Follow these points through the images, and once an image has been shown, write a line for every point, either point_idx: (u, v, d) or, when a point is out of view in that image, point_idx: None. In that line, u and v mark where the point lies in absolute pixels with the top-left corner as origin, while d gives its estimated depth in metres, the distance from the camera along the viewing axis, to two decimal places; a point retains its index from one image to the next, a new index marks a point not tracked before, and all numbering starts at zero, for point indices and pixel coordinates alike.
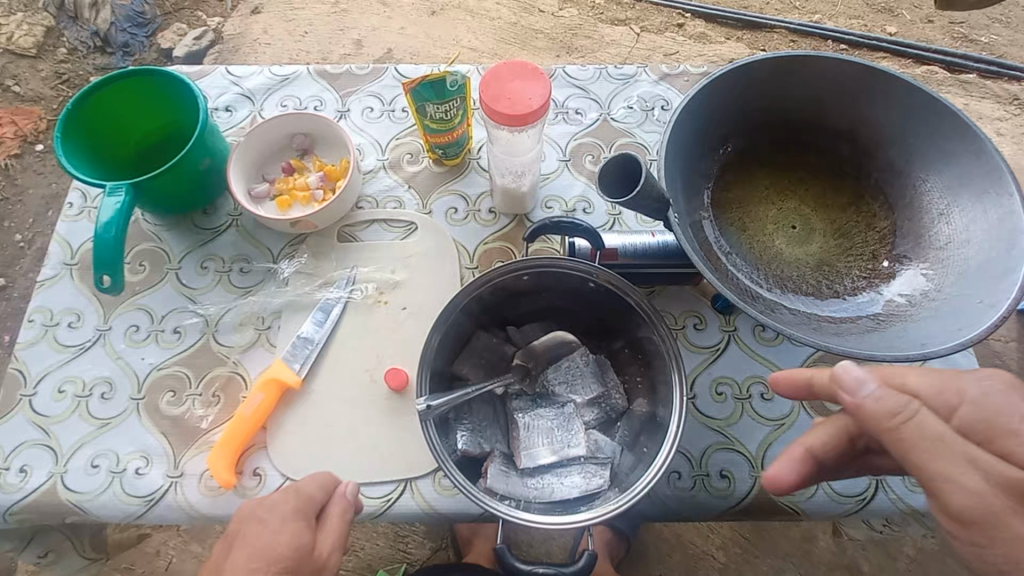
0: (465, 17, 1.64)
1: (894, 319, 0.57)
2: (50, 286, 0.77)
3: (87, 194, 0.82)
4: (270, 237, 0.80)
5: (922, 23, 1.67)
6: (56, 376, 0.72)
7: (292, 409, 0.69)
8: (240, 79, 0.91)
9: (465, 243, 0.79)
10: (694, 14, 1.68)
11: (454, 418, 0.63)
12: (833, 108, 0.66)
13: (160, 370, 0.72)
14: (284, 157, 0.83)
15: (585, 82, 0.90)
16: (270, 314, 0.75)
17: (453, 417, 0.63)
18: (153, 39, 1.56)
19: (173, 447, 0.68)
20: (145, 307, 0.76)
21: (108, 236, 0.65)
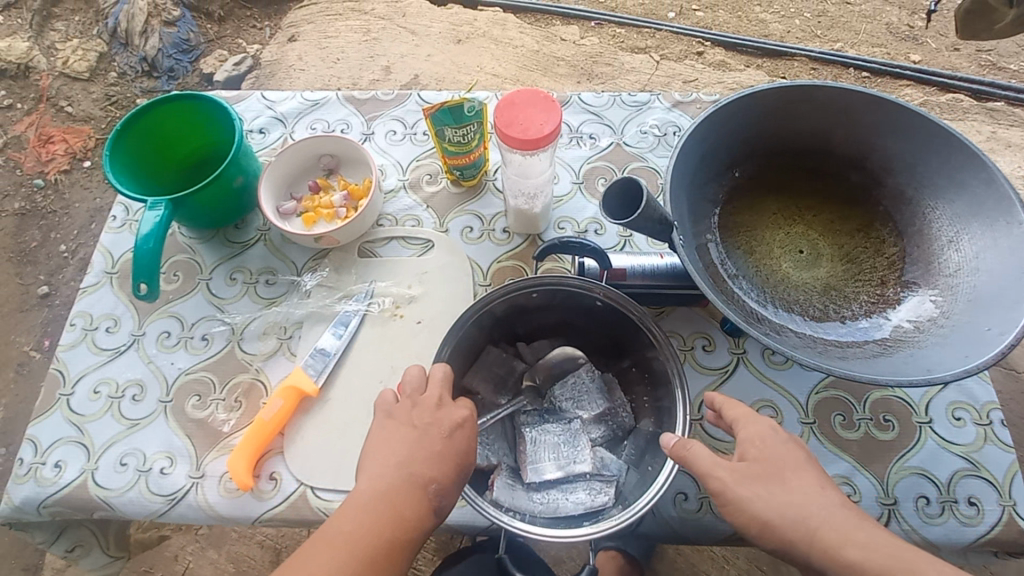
0: (490, 45, 1.71)
1: (902, 344, 0.58)
2: (92, 293, 0.82)
3: (130, 208, 0.88)
4: (295, 251, 0.85)
5: (947, 52, 1.67)
6: (93, 378, 0.76)
7: (309, 416, 0.72)
8: (274, 103, 0.97)
9: (480, 261, 0.82)
10: (713, 42, 1.71)
11: None
12: (841, 137, 0.68)
13: (188, 375, 0.76)
14: (312, 176, 0.88)
15: (600, 109, 0.93)
16: (292, 324, 0.78)
17: None
18: (196, 64, 1.66)
19: (196, 449, 0.71)
20: (176, 315, 0.80)
21: (146, 248, 0.70)
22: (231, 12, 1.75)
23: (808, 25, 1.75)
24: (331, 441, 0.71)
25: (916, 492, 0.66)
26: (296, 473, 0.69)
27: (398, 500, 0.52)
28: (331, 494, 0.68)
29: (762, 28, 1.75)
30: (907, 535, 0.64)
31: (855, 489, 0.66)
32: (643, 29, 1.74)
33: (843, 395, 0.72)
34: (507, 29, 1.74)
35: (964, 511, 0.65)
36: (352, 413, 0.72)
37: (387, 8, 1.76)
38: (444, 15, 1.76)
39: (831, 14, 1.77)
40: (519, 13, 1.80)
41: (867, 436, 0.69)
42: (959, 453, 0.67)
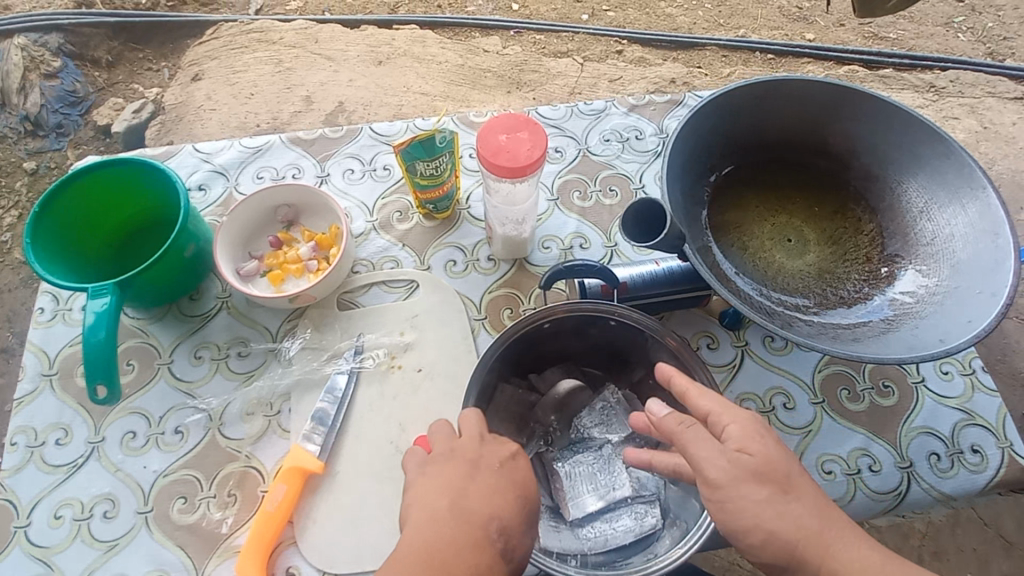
0: (413, 64, 1.66)
1: (904, 317, 0.60)
2: (29, 403, 0.71)
3: (59, 295, 0.77)
4: (265, 314, 0.77)
5: (836, 28, 1.81)
6: (50, 501, 0.66)
7: (318, 495, 0.66)
8: (211, 155, 0.88)
9: (470, 295, 0.78)
10: (630, 40, 1.76)
11: None
12: (806, 126, 0.70)
13: (167, 476, 0.67)
14: (271, 231, 0.80)
15: (559, 121, 0.92)
16: (279, 397, 0.71)
17: None
18: (88, 117, 1.49)
19: (193, 559, 0.63)
20: (140, 410, 0.70)
21: (96, 341, 0.61)
22: (120, 56, 1.59)
23: (712, 15, 1.84)
24: (349, 518, 0.64)
25: (927, 450, 0.69)
26: (316, 562, 0.62)
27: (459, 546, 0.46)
28: None
29: (671, 22, 1.82)
30: (928, 493, 0.68)
31: (874, 459, 0.69)
32: (562, 32, 1.76)
33: (845, 369, 0.74)
34: (427, 46, 1.70)
35: (970, 460, 0.69)
36: (366, 482, 0.66)
37: (296, 36, 1.67)
38: (358, 37, 1.69)
39: (730, 3, 1.88)
40: (435, 29, 1.76)
41: (872, 405, 0.72)
42: (954, 406, 0.72)
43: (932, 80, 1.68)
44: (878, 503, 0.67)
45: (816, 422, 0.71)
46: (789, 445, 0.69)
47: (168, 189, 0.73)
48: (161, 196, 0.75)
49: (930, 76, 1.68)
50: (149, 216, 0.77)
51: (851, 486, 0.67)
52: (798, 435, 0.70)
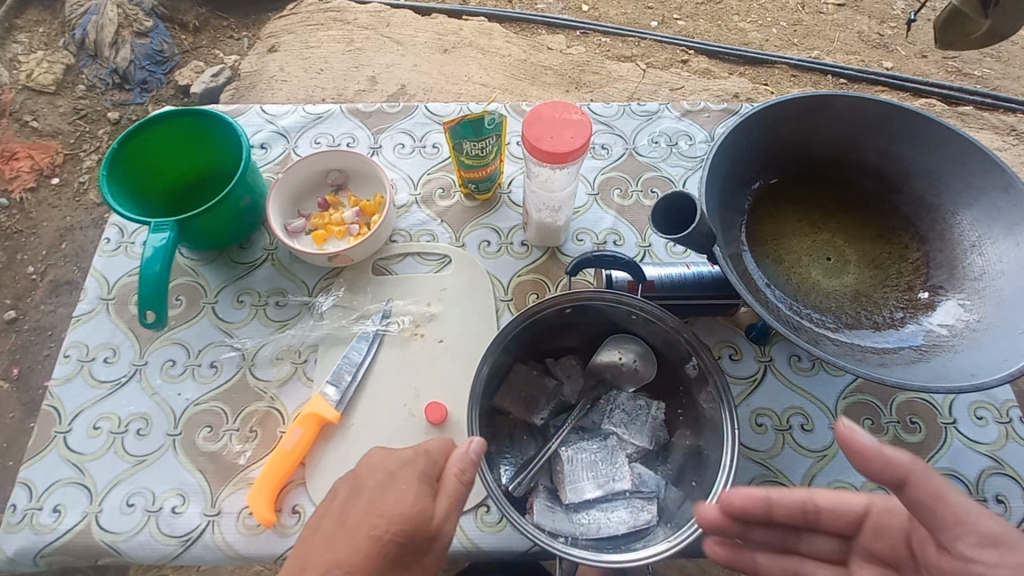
0: (476, 55, 1.69)
1: (937, 349, 0.58)
2: (87, 322, 0.77)
3: (124, 229, 0.84)
4: (304, 270, 0.81)
5: (917, 58, 1.73)
6: (92, 413, 0.72)
7: (331, 442, 0.69)
8: (275, 117, 0.93)
9: (499, 276, 0.80)
10: (696, 50, 1.73)
11: (496, 452, 0.64)
12: (860, 144, 0.68)
13: (197, 405, 0.72)
14: (320, 193, 0.85)
15: (610, 118, 0.93)
16: (307, 347, 0.75)
17: (495, 451, 0.64)
18: (170, 76, 1.60)
19: (210, 484, 0.67)
20: (181, 342, 0.76)
21: (152, 272, 0.66)
22: (206, 22, 1.69)
23: (785, 33, 1.80)
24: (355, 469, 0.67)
25: None
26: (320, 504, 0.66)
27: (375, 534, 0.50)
28: None
29: (741, 37, 1.78)
30: None
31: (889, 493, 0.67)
32: (627, 37, 1.75)
33: (870, 399, 0.72)
34: (493, 39, 1.73)
35: (993, 509, 0.66)
36: (377, 437, 0.69)
37: (369, 18, 1.73)
38: (428, 24, 1.74)
39: (806, 23, 1.82)
40: (503, 23, 1.79)
41: (894, 438, 0.69)
42: (984, 452, 0.68)
43: (1014, 122, 1.59)
44: None
45: (833, 448, 0.69)
46: (801, 466, 0.68)
47: (229, 140, 0.78)
48: (220, 148, 0.80)
49: (1013, 119, 1.59)
50: (205, 168, 0.82)
51: None
52: (812, 458, 0.68)
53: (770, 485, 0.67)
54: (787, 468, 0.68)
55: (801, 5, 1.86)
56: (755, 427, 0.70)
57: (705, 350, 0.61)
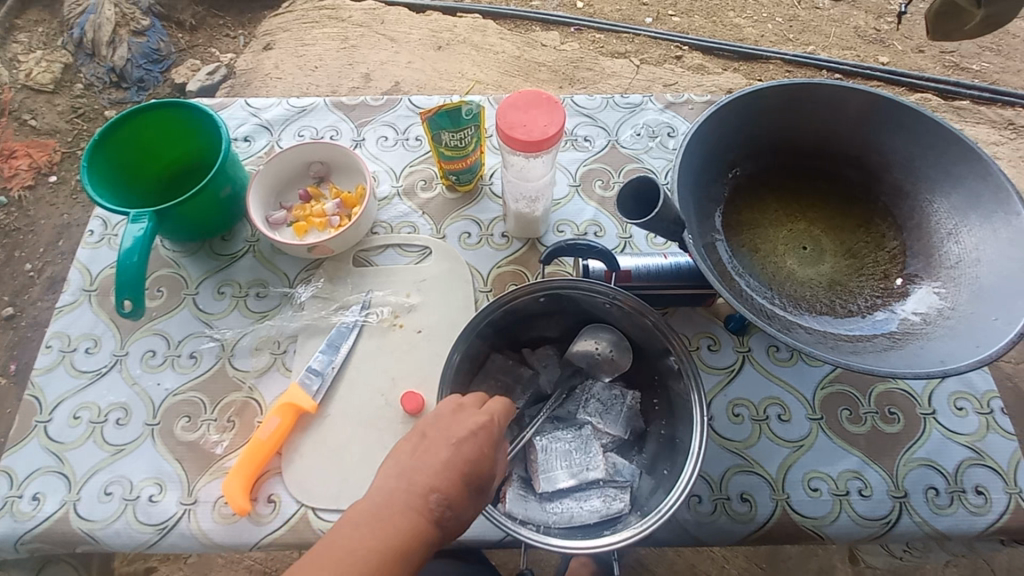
0: (471, 52, 1.69)
1: (910, 337, 0.57)
2: (69, 312, 0.78)
3: (107, 221, 0.84)
4: (286, 261, 0.82)
5: (913, 53, 1.73)
6: (72, 402, 0.72)
7: (307, 432, 0.69)
8: (259, 110, 0.94)
9: (479, 267, 0.80)
10: (691, 46, 1.73)
11: None
12: (838, 134, 0.68)
13: (176, 395, 0.72)
14: (301, 185, 0.85)
15: (593, 111, 0.93)
16: (286, 338, 0.75)
17: None
18: (167, 74, 1.61)
19: (187, 474, 0.68)
20: (162, 332, 0.76)
21: (130, 262, 0.67)
22: (202, 20, 1.70)
23: (781, 29, 1.79)
24: (331, 459, 0.68)
25: (925, 483, 0.66)
26: (295, 494, 0.66)
27: (415, 484, 0.49)
28: (333, 514, 0.65)
29: (737, 32, 1.78)
30: (919, 527, 0.64)
31: (866, 483, 0.66)
32: (622, 34, 1.75)
33: (849, 390, 0.71)
34: (487, 36, 1.73)
35: (972, 500, 0.65)
36: (353, 427, 0.69)
37: (364, 15, 1.73)
38: (423, 21, 1.74)
39: (802, 19, 1.81)
40: (497, 20, 1.78)
41: (873, 429, 0.69)
42: (963, 443, 0.68)
43: (1011, 117, 1.58)
44: (864, 530, 0.65)
45: (810, 438, 0.69)
46: (778, 456, 0.68)
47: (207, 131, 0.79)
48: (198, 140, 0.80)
49: (1009, 113, 1.58)
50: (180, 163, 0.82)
51: (836, 507, 0.65)
52: (789, 449, 0.68)
53: (746, 475, 0.67)
54: (763, 458, 0.67)
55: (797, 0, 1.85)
56: (732, 418, 0.70)
57: (677, 338, 0.61)
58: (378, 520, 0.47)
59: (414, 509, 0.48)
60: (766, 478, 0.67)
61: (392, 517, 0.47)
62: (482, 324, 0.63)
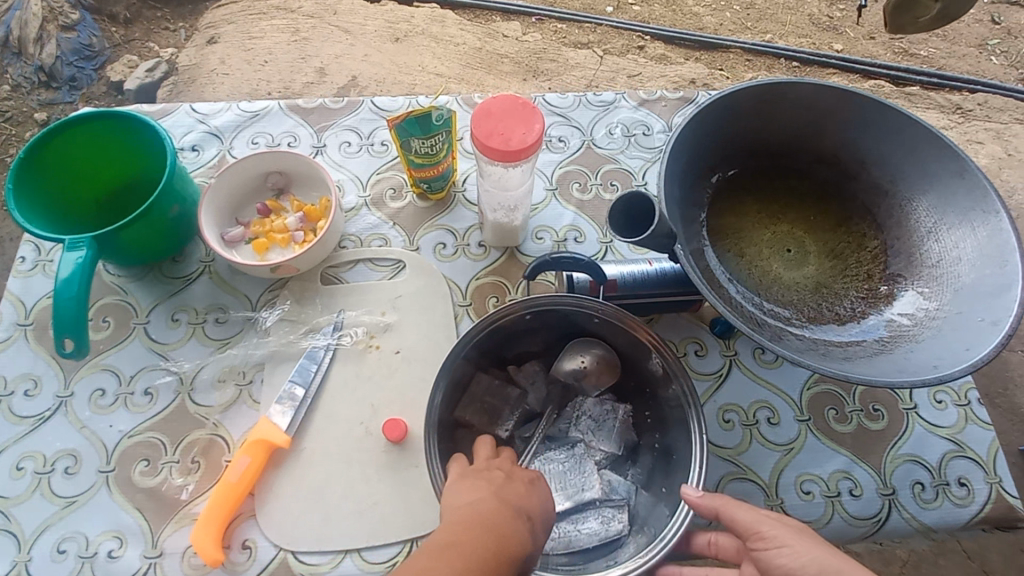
0: (430, 43, 1.63)
1: (898, 340, 0.58)
2: (2, 351, 0.70)
3: (41, 246, 0.76)
4: (246, 283, 0.76)
5: (865, 40, 1.76)
6: (13, 453, 0.65)
7: (282, 468, 0.64)
8: (207, 116, 0.86)
9: (457, 280, 0.76)
10: (653, 36, 1.71)
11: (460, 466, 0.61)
12: (817, 132, 0.67)
13: (132, 437, 0.66)
14: (259, 198, 0.79)
15: (565, 110, 0.90)
16: (252, 367, 0.70)
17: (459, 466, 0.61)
18: (101, 72, 1.48)
19: (151, 523, 0.62)
20: (111, 368, 0.69)
21: (69, 295, 0.60)
22: (138, 13, 1.57)
23: (740, 17, 1.79)
24: (311, 495, 0.63)
25: (911, 478, 0.67)
26: (274, 537, 0.61)
27: (499, 526, 0.45)
28: (316, 556, 0.61)
29: (697, 21, 1.77)
30: (908, 523, 0.66)
31: (856, 483, 0.67)
32: (584, 23, 1.72)
33: (834, 389, 0.72)
34: (446, 26, 1.67)
35: (955, 492, 0.67)
36: (332, 460, 0.65)
37: (315, 6, 1.63)
38: (378, 12, 1.66)
39: (759, 6, 1.83)
40: (456, 10, 1.72)
41: (860, 427, 0.70)
42: (945, 436, 0.69)
43: (959, 101, 1.64)
44: (856, 529, 0.65)
45: (800, 440, 0.69)
46: (770, 461, 0.67)
47: (134, 143, 0.72)
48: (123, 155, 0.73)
49: (957, 97, 1.63)
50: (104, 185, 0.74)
51: (828, 508, 0.65)
52: (780, 452, 0.68)
53: (740, 483, 0.66)
54: (756, 464, 0.67)
55: None
56: (723, 425, 0.69)
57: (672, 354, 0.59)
58: (462, 552, 0.42)
59: (496, 542, 0.44)
60: (760, 484, 0.66)
61: (479, 552, 0.43)
62: (468, 347, 0.60)
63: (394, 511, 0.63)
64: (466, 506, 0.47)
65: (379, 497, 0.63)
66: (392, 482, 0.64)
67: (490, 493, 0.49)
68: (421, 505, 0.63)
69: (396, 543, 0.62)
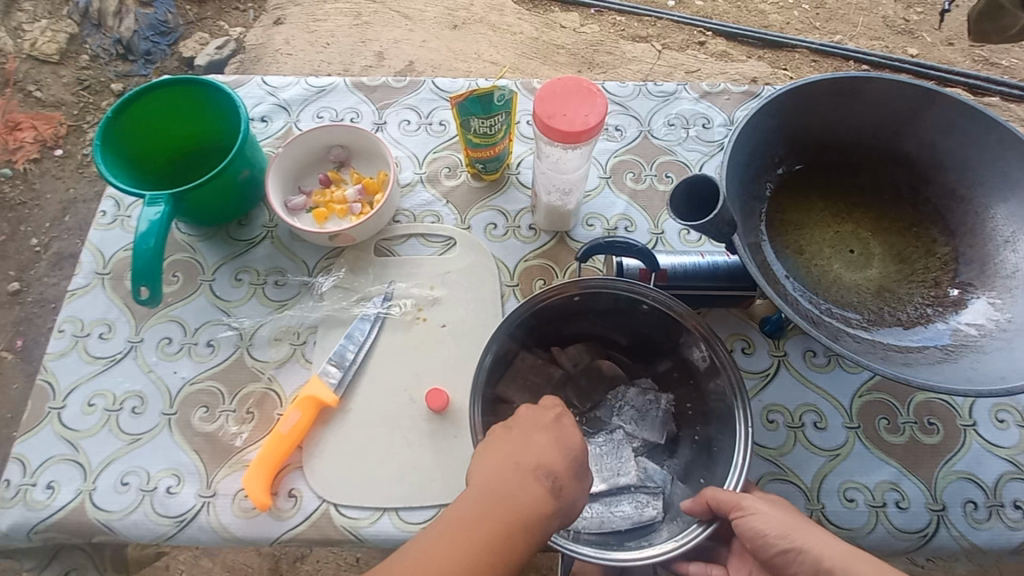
0: (487, 32, 1.64)
1: (964, 350, 0.55)
2: (82, 296, 0.75)
3: (121, 202, 0.81)
4: (305, 249, 0.79)
5: (943, 46, 1.67)
6: (86, 389, 0.70)
7: (329, 426, 0.67)
8: (277, 89, 0.90)
9: (505, 260, 0.77)
10: (715, 32, 1.67)
11: None
12: (893, 130, 0.64)
13: (193, 384, 0.70)
14: (321, 169, 0.81)
15: (624, 99, 0.89)
16: (306, 329, 0.73)
17: None
18: (175, 48, 1.56)
19: (206, 465, 0.66)
20: (178, 319, 0.74)
21: (147, 247, 0.64)
22: None
23: (808, 16, 1.73)
24: (354, 454, 0.66)
25: (963, 496, 0.64)
26: (318, 490, 0.64)
27: (510, 503, 0.48)
28: (356, 511, 0.64)
29: (762, 19, 1.72)
30: (956, 541, 0.63)
31: (903, 495, 0.64)
32: (644, 16, 1.69)
33: (887, 398, 0.69)
34: (504, 15, 1.67)
35: (1011, 515, 0.64)
36: (376, 422, 0.67)
37: None
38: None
39: (830, 6, 1.75)
40: None
41: (911, 440, 0.67)
42: (1004, 457, 0.66)
43: None
44: (900, 542, 0.63)
45: (846, 447, 0.67)
46: (813, 465, 0.66)
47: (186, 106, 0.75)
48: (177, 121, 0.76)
49: None
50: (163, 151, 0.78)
51: (872, 518, 0.63)
52: (824, 457, 0.66)
53: (779, 483, 0.65)
54: (797, 467, 0.66)
55: None
56: (766, 424, 0.68)
57: (722, 347, 0.58)
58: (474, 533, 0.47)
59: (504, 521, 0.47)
60: (801, 487, 0.65)
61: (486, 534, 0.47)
62: (518, 321, 0.61)
63: (431, 477, 0.65)
64: (482, 482, 0.50)
65: (418, 463, 0.65)
66: (431, 449, 0.66)
67: (505, 462, 0.50)
68: (458, 474, 0.65)
69: (432, 507, 0.64)
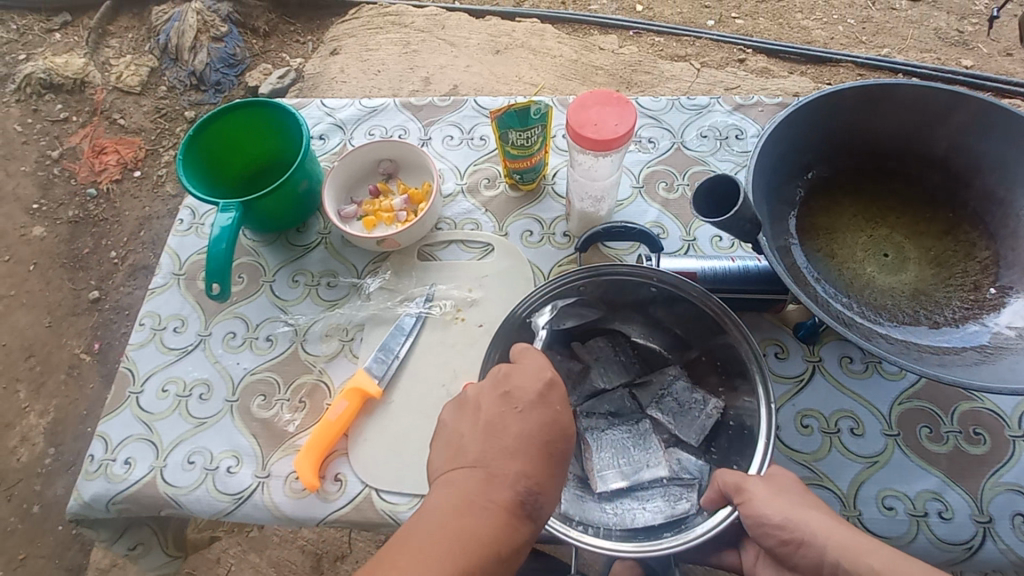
0: (528, 55, 1.69)
1: (1003, 351, 0.55)
2: (160, 294, 0.84)
3: (196, 211, 0.90)
4: (355, 254, 0.85)
5: (1001, 56, 1.62)
6: (161, 376, 0.78)
7: (372, 417, 0.72)
8: (333, 110, 0.98)
9: (540, 265, 0.81)
10: (755, 49, 1.67)
11: None
12: (927, 136, 0.65)
13: (253, 374, 0.77)
14: (371, 181, 0.88)
15: (658, 113, 0.92)
16: (354, 326, 0.79)
17: None
18: (241, 78, 1.70)
19: (262, 448, 0.72)
20: (242, 316, 0.81)
21: (219, 250, 0.72)
22: (275, 27, 1.78)
23: (854, 31, 1.71)
24: (394, 443, 0.70)
25: (1011, 509, 0.62)
26: (361, 475, 0.69)
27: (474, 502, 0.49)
28: (396, 497, 0.68)
29: (805, 34, 1.72)
30: (1003, 555, 0.61)
31: (946, 505, 0.63)
32: (682, 36, 1.71)
33: (928, 406, 0.68)
34: (544, 40, 1.72)
35: None
36: (415, 414, 0.72)
37: (426, 21, 1.74)
38: (482, 26, 1.75)
39: (876, 20, 1.73)
40: (556, 24, 1.78)
41: (956, 450, 0.65)
42: None
43: None
44: (942, 553, 0.61)
45: (885, 455, 0.66)
46: (849, 472, 0.65)
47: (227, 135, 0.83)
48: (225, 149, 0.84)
49: None
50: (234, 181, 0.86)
51: (912, 527, 0.62)
52: (862, 464, 0.65)
53: (815, 489, 0.64)
54: (833, 473, 0.65)
55: (872, 1, 1.76)
56: (801, 429, 0.67)
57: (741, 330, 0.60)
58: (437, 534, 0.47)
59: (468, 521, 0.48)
60: (837, 493, 0.64)
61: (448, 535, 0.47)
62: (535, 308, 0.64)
63: None
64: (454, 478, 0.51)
65: None
66: None
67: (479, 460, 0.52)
68: None
69: None
